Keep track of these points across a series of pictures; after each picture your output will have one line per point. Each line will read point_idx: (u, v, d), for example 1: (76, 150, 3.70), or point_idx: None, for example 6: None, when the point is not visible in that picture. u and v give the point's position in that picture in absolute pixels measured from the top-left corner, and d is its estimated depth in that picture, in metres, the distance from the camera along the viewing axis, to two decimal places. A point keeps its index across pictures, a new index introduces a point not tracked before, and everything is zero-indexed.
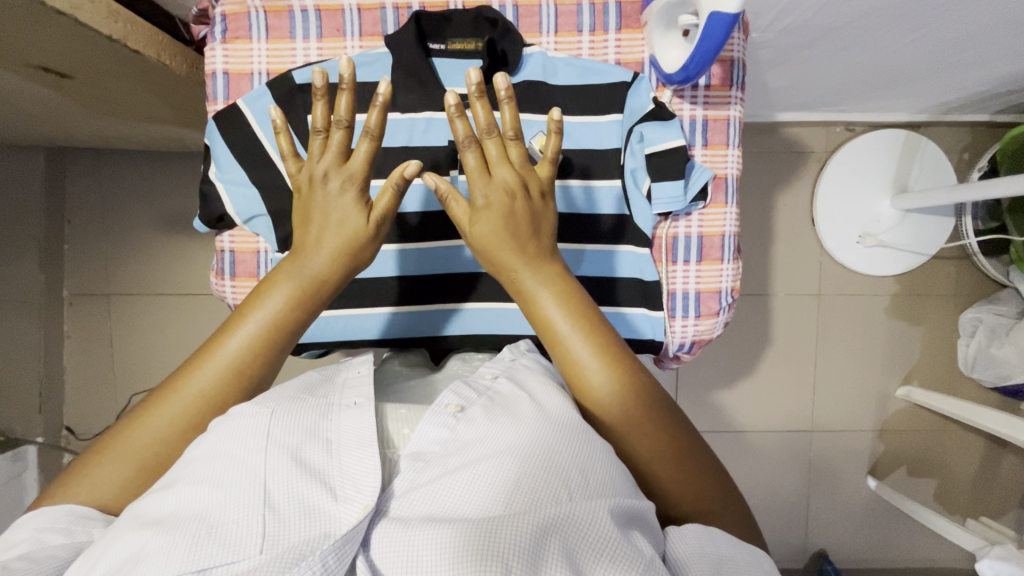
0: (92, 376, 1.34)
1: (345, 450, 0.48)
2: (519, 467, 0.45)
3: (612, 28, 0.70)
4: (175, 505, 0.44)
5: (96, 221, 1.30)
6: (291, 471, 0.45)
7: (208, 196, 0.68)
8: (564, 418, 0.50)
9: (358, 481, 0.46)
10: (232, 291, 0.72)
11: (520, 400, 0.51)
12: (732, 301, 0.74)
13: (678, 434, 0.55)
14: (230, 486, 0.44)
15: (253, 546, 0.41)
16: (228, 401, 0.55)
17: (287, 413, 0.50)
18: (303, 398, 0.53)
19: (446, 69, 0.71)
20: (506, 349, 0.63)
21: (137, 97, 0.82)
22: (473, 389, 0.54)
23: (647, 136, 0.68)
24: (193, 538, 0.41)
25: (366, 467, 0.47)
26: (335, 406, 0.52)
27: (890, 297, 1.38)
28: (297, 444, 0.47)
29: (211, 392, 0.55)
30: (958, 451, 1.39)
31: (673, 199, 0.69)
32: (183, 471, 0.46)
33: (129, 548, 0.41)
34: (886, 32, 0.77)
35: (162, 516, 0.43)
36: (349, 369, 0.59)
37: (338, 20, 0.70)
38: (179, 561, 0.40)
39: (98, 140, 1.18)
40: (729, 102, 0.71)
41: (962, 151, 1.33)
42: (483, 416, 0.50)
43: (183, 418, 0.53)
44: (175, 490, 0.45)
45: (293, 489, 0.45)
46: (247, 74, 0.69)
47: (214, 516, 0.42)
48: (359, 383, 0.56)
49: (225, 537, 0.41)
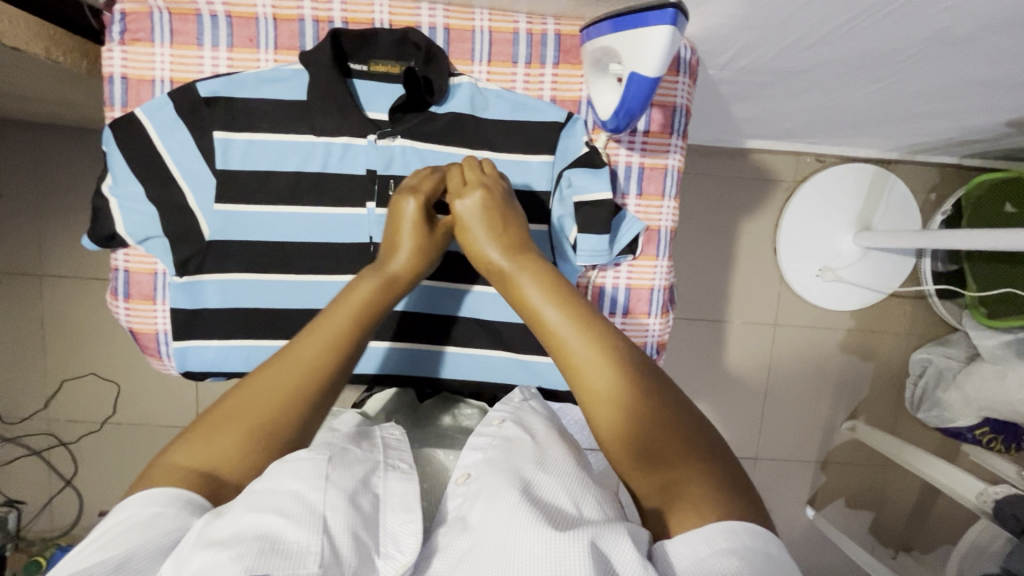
0: (20, 358, 1.28)
1: (391, 511, 0.45)
2: (527, 500, 0.43)
3: (549, 62, 0.65)
4: (237, 524, 0.40)
5: (27, 199, 1.23)
6: (346, 510, 0.42)
7: (99, 212, 0.61)
8: (562, 464, 0.48)
9: (399, 539, 0.44)
10: (126, 314, 0.66)
11: (524, 445, 0.50)
12: (658, 355, 0.71)
13: (646, 389, 0.48)
14: (291, 513, 0.40)
15: (312, 564, 0.38)
16: (331, 372, 0.52)
17: (341, 459, 0.47)
18: (352, 448, 0.50)
19: (366, 93, 0.66)
20: (516, 389, 0.63)
21: (43, 84, 0.75)
22: (478, 447, 0.52)
23: (576, 183, 0.65)
24: (258, 552, 0.37)
25: (409, 527, 0.44)
26: (380, 464, 0.50)
27: (845, 331, 1.38)
28: (352, 488, 0.44)
29: (313, 360, 0.52)
30: (895, 484, 1.42)
31: (597, 253, 0.65)
32: (242, 496, 0.42)
33: (191, 566, 0.37)
34: (849, 80, 0.74)
35: (226, 535, 0.39)
36: (384, 430, 0.56)
37: (251, 30, 0.63)
38: (245, 569, 0.36)
39: (24, 113, 1.10)
40: (668, 150, 0.67)
41: (929, 191, 1.31)
42: (492, 466, 0.48)
43: (293, 387, 0.50)
44: (229, 514, 0.41)
45: (349, 525, 0.42)
46: (149, 81, 0.63)
47: (277, 535, 0.39)
48: (400, 446, 0.53)
49: (288, 552, 0.38)
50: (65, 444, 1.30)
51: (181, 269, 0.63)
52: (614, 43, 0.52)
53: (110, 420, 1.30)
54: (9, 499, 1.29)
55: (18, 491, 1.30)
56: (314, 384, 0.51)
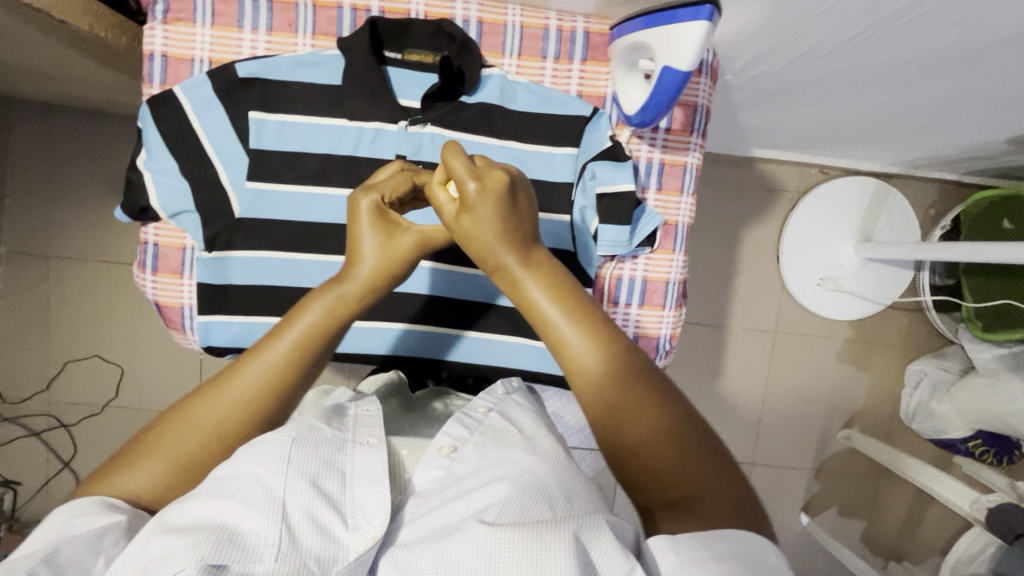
0: (25, 338, 1.27)
1: (359, 484, 0.48)
2: (513, 488, 0.45)
3: (577, 58, 0.67)
4: (197, 514, 0.44)
5: (40, 179, 1.23)
6: (307, 494, 0.45)
7: (132, 184, 0.63)
8: (551, 453, 0.51)
9: (368, 511, 0.46)
10: (153, 287, 0.67)
11: (513, 435, 0.52)
12: (671, 348, 0.73)
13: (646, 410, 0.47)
14: (250, 501, 0.44)
15: (269, 556, 0.42)
16: (264, 414, 0.51)
17: (307, 441, 0.49)
18: (320, 427, 0.52)
19: (400, 80, 0.68)
20: (500, 383, 0.65)
21: (77, 62, 0.76)
22: (464, 426, 0.54)
23: (600, 175, 0.66)
24: (215, 542, 0.41)
25: (377, 498, 0.47)
26: (349, 442, 0.52)
27: (843, 341, 1.40)
28: (315, 471, 0.47)
29: (250, 400, 0.50)
30: (888, 494, 1.43)
31: (617, 244, 0.67)
32: (205, 483, 0.46)
33: (155, 549, 0.41)
34: (858, 92, 0.77)
35: (188, 523, 0.43)
36: (360, 405, 0.58)
37: (291, 15, 0.65)
38: (200, 558, 0.40)
39: (46, 94, 1.11)
40: (688, 148, 0.69)
41: (928, 207, 1.35)
42: (478, 452, 0.51)
43: (218, 423, 0.50)
44: (193, 501, 0.45)
45: (308, 509, 0.45)
46: (188, 60, 0.64)
47: (235, 525, 0.43)
48: (371, 422, 0.55)
49: (245, 544, 0.42)
50: (65, 426, 1.29)
51: (210, 245, 0.64)
52: (649, 38, 0.54)
53: (112, 403, 1.30)
54: (5, 480, 1.28)
55: (11, 471, 1.29)
56: (251, 425, 0.51)
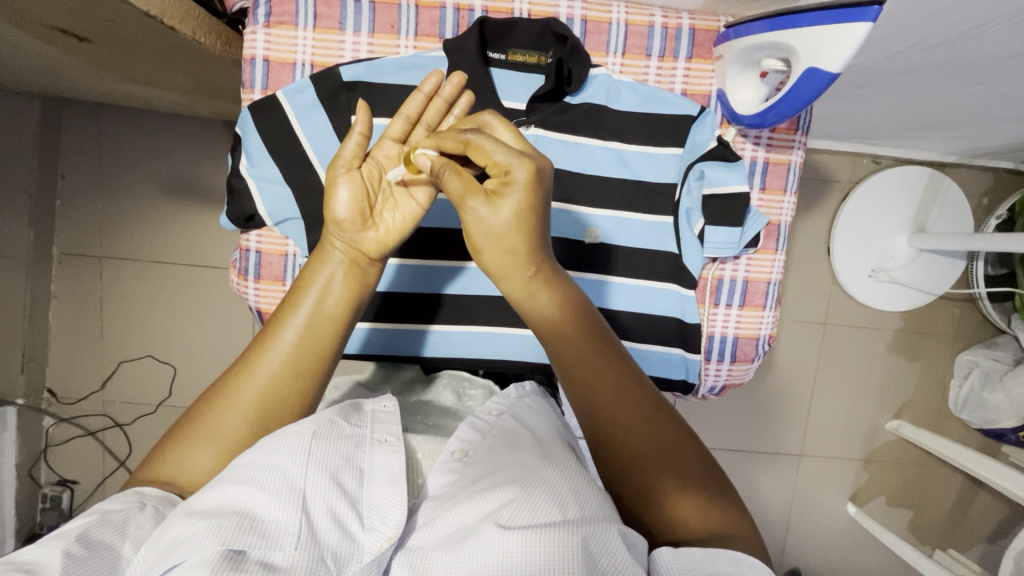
0: (80, 339, 1.28)
1: (375, 484, 0.48)
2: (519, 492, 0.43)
3: (682, 56, 0.72)
4: (219, 500, 0.43)
5: (92, 180, 1.23)
6: (328, 487, 0.45)
7: (238, 192, 0.68)
8: (559, 457, 0.49)
9: (384, 512, 0.46)
10: (255, 293, 0.73)
11: (524, 442, 0.51)
12: (767, 348, 0.79)
13: (679, 453, 0.50)
14: (270, 489, 0.44)
15: (289, 544, 0.41)
16: (293, 390, 0.55)
17: (326, 434, 0.49)
18: (340, 422, 0.52)
19: (502, 80, 0.71)
20: (512, 386, 0.66)
21: (160, 69, 0.78)
22: (477, 429, 0.55)
23: (708, 175, 0.72)
24: (236, 527, 0.40)
25: (394, 499, 0.47)
26: (367, 439, 0.52)
27: (894, 332, 1.39)
28: (335, 466, 0.47)
29: (277, 379, 0.54)
30: (935, 484, 1.43)
31: (725, 245, 0.73)
32: (228, 471, 0.46)
33: (174, 534, 0.40)
34: (947, 83, 0.75)
35: (207, 509, 0.42)
36: (376, 402, 0.58)
37: (393, 16, 0.70)
38: (222, 541, 0.39)
39: (101, 95, 1.10)
40: (792, 146, 0.75)
41: (981, 196, 1.33)
42: (489, 454, 0.50)
43: (259, 399, 0.53)
44: (215, 488, 0.44)
45: (328, 502, 0.44)
46: (290, 64, 0.70)
47: (255, 513, 0.42)
48: (389, 418, 0.55)
49: (266, 531, 0.41)
50: (121, 425, 1.30)
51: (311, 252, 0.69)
52: (795, 41, 0.58)
53: (166, 402, 1.30)
54: (63, 478, 1.29)
55: (67, 470, 1.29)
56: (290, 400, 0.55)
